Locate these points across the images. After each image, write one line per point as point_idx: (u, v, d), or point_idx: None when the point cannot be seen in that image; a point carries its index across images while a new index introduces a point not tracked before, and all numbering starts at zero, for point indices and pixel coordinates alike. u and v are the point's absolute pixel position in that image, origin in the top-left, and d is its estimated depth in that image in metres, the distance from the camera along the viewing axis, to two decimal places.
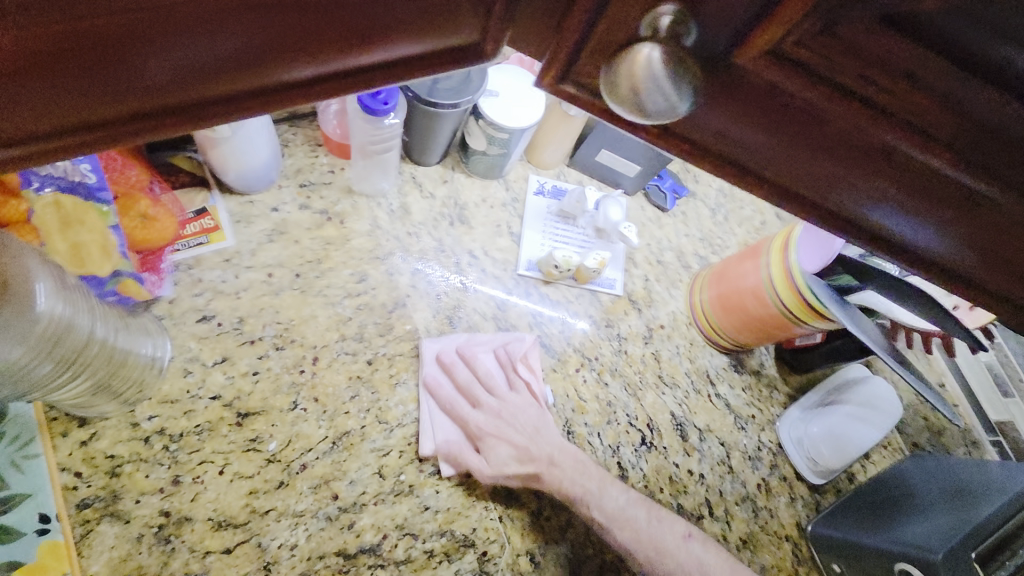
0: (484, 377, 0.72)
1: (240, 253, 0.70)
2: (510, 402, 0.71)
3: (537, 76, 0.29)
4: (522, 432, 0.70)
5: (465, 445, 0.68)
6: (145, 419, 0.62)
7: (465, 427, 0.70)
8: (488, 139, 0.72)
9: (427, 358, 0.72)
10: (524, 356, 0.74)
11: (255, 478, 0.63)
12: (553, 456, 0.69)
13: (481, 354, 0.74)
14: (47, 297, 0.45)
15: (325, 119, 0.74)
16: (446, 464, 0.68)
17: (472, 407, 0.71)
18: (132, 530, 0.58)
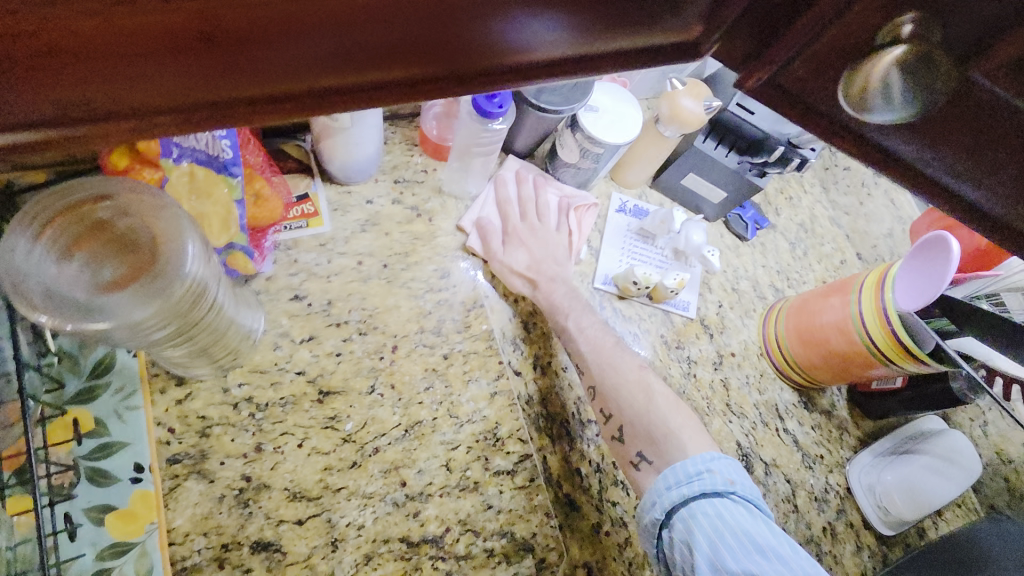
0: (541, 199, 0.79)
1: (334, 239, 0.73)
2: (546, 224, 0.78)
3: (742, 78, 0.31)
4: (543, 250, 0.77)
5: (496, 228, 0.77)
6: (236, 385, 0.65)
7: (511, 212, 0.78)
8: (582, 153, 0.73)
9: (507, 166, 0.80)
10: (582, 208, 0.80)
11: (330, 455, 0.65)
12: (557, 279, 0.75)
13: (551, 185, 0.81)
14: (196, 261, 0.47)
15: (427, 119, 0.78)
16: (476, 236, 0.77)
17: (520, 217, 0.78)
18: (215, 490, 0.61)
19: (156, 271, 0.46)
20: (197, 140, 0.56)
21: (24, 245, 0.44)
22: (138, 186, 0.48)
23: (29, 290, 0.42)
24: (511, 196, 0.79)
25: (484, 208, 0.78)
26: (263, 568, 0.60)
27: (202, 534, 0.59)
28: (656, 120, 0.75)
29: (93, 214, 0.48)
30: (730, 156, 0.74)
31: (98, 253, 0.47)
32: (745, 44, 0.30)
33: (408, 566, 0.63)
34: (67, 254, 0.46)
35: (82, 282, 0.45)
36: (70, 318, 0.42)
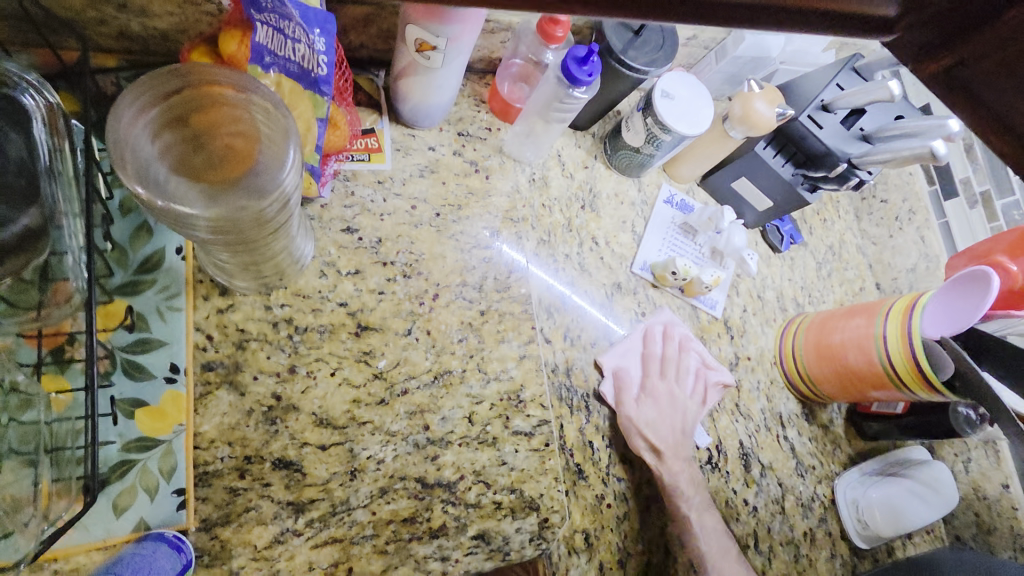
0: (684, 363, 0.78)
1: (392, 179, 0.73)
2: (682, 398, 0.77)
3: (921, 67, 0.23)
4: (672, 429, 0.74)
5: (636, 379, 0.76)
6: (277, 305, 0.65)
7: (651, 371, 0.77)
8: (647, 137, 0.74)
9: (658, 317, 0.80)
10: (718, 373, 0.79)
11: (360, 388, 0.66)
12: (679, 451, 0.73)
13: (692, 347, 0.80)
14: (294, 180, 0.46)
15: (503, 77, 0.77)
16: (610, 383, 0.75)
17: (658, 375, 0.77)
18: (245, 403, 0.61)
19: (247, 172, 0.46)
20: (293, 52, 0.55)
21: (128, 112, 0.44)
22: (250, 83, 0.47)
23: (124, 158, 0.43)
24: (648, 351, 0.78)
25: (624, 363, 0.77)
26: (282, 486, 0.60)
27: (226, 443, 0.59)
28: (724, 119, 0.77)
29: (201, 96, 0.47)
30: (786, 167, 0.77)
31: (192, 138, 0.47)
32: (927, 34, 0.22)
33: (420, 506, 0.64)
34: (158, 129, 0.46)
35: (174, 161, 0.46)
36: (161, 195, 0.43)
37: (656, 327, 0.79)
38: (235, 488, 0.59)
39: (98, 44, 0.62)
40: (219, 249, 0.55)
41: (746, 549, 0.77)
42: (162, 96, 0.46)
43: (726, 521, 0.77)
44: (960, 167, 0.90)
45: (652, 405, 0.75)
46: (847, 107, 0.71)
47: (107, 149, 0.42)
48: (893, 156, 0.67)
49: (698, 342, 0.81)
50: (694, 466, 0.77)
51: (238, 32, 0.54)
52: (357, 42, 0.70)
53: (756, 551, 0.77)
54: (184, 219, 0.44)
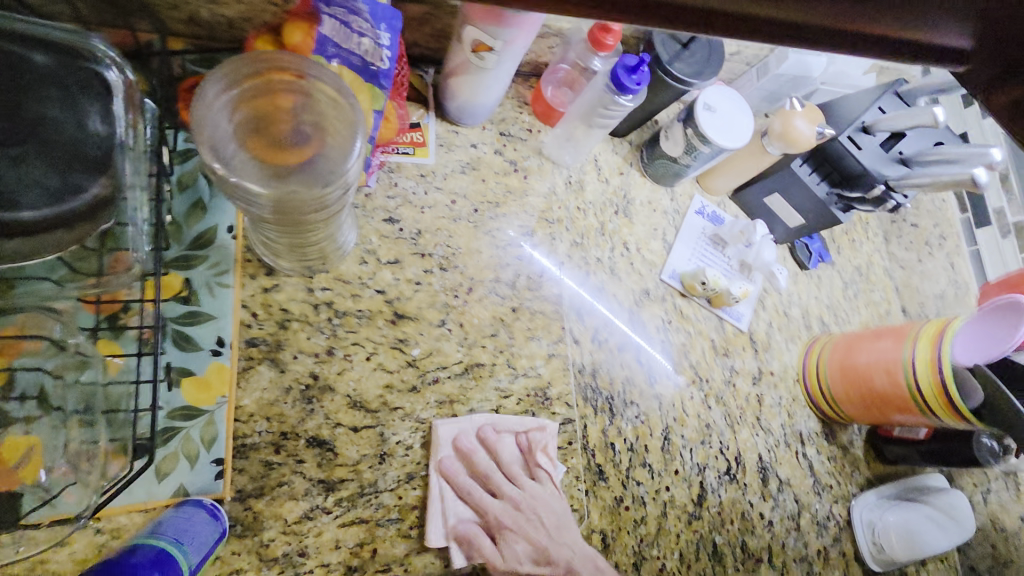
0: (506, 462, 0.68)
1: (435, 173, 0.75)
2: (530, 493, 0.67)
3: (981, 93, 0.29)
4: (545, 528, 0.66)
5: (485, 469, 0.67)
6: (319, 288, 0.67)
7: (481, 500, 0.66)
8: (686, 148, 0.75)
9: (444, 440, 0.66)
10: (545, 445, 0.69)
11: (393, 374, 0.67)
12: (575, 559, 0.65)
13: (504, 431, 0.69)
14: (359, 170, 0.48)
15: (548, 82, 0.79)
16: (458, 548, 0.63)
17: (494, 494, 0.67)
18: (284, 380, 0.63)
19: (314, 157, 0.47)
20: (357, 46, 0.56)
21: (212, 88, 0.46)
22: (328, 75, 0.49)
23: (200, 134, 0.44)
24: (469, 476, 0.67)
25: (446, 512, 0.64)
26: (314, 463, 0.62)
27: (265, 418, 0.61)
28: (763, 134, 0.78)
29: (278, 80, 0.48)
30: (821, 185, 0.77)
31: (264, 118, 0.49)
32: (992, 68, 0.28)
33: (443, 494, 0.66)
34: (234, 108, 0.47)
35: (244, 140, 0.47)
36: (234, 170, 0.45)
37: (470, 447, 0.67)
38: (270, 462, 0.61)
39: (168, 27, 0.64)
40: (272, 227, 0.56)
41: (759, 562, 0.77)
42: (242, 77, 0.47)
43: (741, 533, 0.77)
44: (995, 198, 0.92)
45: (542, 536, 0.65)
46: (888, 130, 0.72)
47: (190, 121, 0.43)
48: (932, 180, 0.67)
49: (507, 412, 0.70)
50: (712, 476, 0.77)
51: (303, 25, 0.55)
52: (410, 39, 0.72)
53: (769, 565, 0.78)
54: (252, 195, 0.45)
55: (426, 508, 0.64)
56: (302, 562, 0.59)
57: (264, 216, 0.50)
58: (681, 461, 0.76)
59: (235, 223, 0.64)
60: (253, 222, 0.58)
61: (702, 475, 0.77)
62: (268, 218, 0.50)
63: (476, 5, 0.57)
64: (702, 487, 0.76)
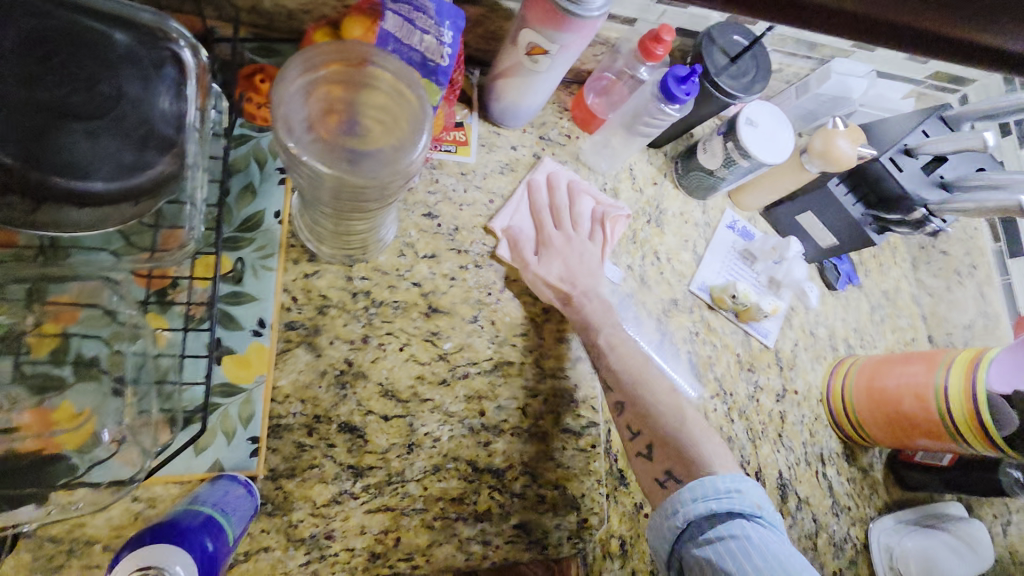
0: (578, 209, 0.78)
1: (474, 172, 0.76)
2: (580, 240, 0.76)
3: None
4: (584, 270, 0.74)
5: (526, 234, 0.75)
6: (358, 277, 0.69)
7: (544, 221, 0.76)
8: (724, 161, 0.76)
9: (542, 167, 0.78)
10: (616, 216, 0.78)
11: (425, 365, 0.68)
12: (590, 293, 0.73)
13: (588, 193, 0.79)
14: (421, 162, 0.49)
15: (592, 88, 0.79)
16: (505, 244, 0.74)
17: (555, 227, 0.76)
18: (319, 365, 0.64)
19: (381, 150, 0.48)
20: (418, 43, 0.58)
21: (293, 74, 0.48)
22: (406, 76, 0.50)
23: (278, 113, 0.46)
24: (541, 207, 0.77)
25: (514, 215, 0.76)
26: (344, 448, 0.63)
27: (299, 400, 0.63)
28: (800, 151, 0.78)
29: (355, 72, 0.50)
30: (857, 207, 0.78)
31: (337, 106, 0.50)
32: None
33: (468, 488, 0.66)
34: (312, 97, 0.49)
35: (316, 127, 0.48)
36: (306, 150, 0.46)
37: (546, 187, 0.77)
38: (302, 443, 0.62)
39: (233, 17, 0.66)
40: (328, 214, 0.58)
41: None
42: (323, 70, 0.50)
43: None
44: None
45: (563, 265, 0.73)
46: (931, 154, 0.73)
47: (270, 100, 0.45)
48: (973, 208, 0.68)
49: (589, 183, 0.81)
50: None
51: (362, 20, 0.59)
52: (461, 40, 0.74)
53: None
54: (319, 176, 0.46)
55: (499, 208, 0.76)
56: (327, 544, 0.60)
57: (326, 199, 0.51)
58: None
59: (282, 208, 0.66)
60: (308, 207, 0.60)
61: None
62: (330, 201, 0.52)
63: (537, 10, 0.58)
64: None
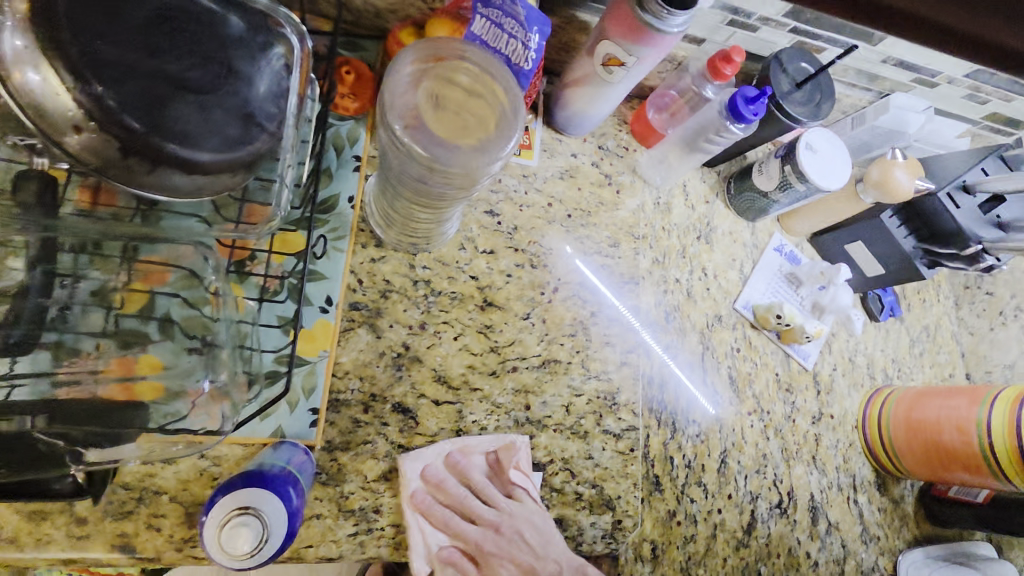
0: (479, 483, 0.67)
1: (536, 175, 0.78)
2: (511, 513, 0.66)
3: None
4: (529, 547, 0.65)
5: (458, 552, 0.64)
6: (420, 266, 0.71)
7: (459, 526, 0.64)
8: (781, 184, 0.78)
9: (411, 475, 0.63)
10: (515, 460, 0.67)
11: (477, 356, 0.70)
12: (565, 572, 0.65)
13: (472, 450, 0.67)
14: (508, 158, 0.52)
15: (653, 105, 0.81)
16: (446, 572, 0.62)
17: (473, 519, 0.66)
18: (378, 346, 0.67)
19: (472, 146, 0.51)
20: (505, 46, 0.61)
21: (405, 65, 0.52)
22: (507, 81, 0.54)
23: (386, 97, 0.51)
24: (443, 507, 0.65)
25: (428, 539, 0.63)
26: (397, 428, 0.65)
27: (358, 377, 0.65)
28: (857, 181, 0.80)
29: (458, 69, 0.54)
30: (908, 240, 0.79)
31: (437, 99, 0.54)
32: None
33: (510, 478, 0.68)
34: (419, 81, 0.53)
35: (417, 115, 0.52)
36: (408, 134, 0.50)
37: (445, 478, 0.65)
38: (357, 420, 0.64)
39: (322, 9, 0.69)
40: (407, 202, 0.61)
41: None
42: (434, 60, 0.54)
43: (786, 568, 0.77)
44: None
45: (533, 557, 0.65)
46: (990, 192, 0.75)
47: (383, 85, 0.49)
48: None
49: (473, 433, 0.68)
50: (764, 507, 0.77)
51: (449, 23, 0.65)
52: None
53: None
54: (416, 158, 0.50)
55: (407, 541, 0.62)
56: (375, 518, 0.62)
57: (415, 183, 0.55)
58: (735, 486, 0.77)
59: (355, 192, 0.68)
60: (387, 192, 0.64)
61: (754, 504, 0.77)
62: (417, 187, 0.56)
63: (619, 23, 0.61)
64: (753, 516, 0.77)
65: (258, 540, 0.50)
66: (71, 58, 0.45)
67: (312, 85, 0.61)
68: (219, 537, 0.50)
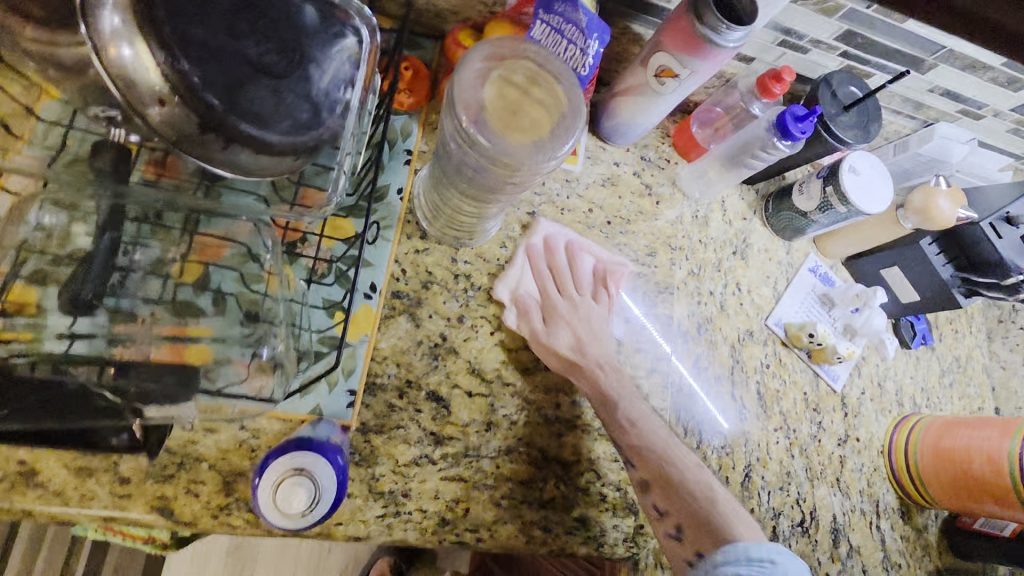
0: (580, 269, 0.75)
1: (578, 180, 0.80)
2: (588, 304, 0.74)
3: None
4: (590, 332, 0.72)
5: (533, 300, 0.72)
6: (462, 261, 0.73)
7: (549, 289, 0.73)
8: (821, 204, 0.79)
9: (536, 230, 0.75)
10: (620, 274, 0.76)
11: (511, 352, 0.71)
12: (602, 362, 0.70)
13: (588, 252, 0.76)
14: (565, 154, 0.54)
15: (699, 119, 0.83)
16: (514, 311, 0.71)
17: (558, 291, 0.74)
18: (416, 335, 0.68)
19: (535, 141, 0.53)
20: (564, 51, 0.63)
21: (473, 60, 0.55)
22: (570, 82, 0.56)
23: (454, 88, 0.53)
24: (548, 270, 0.75)
25: (520, 279, 0.73)
26: (430, 415, 0.66)
27: (395, 363, 0.67)
28: (898, 207, 0.80)
29: (523, 67, 0.56)
30: (946, 268, 0.79)
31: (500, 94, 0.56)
32: None
33: (537, 474, 0.68)
34: (489, 74, 0.55)
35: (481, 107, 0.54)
36: (473, 125, 0.52)
37: (549, 254, 0.75)
38: (392, 404, 0.65)
39: (385, 8, 0.71)
40: (457, 194, 0.64)
41: None
42: (503, 55, 0.56)
43: None
44: None
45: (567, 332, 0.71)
46: None
47: (453, 78, 0.51)
48: None
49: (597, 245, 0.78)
50: (786, 524, 0.77)
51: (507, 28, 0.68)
52: None
53: None
54: (480, 148, 0.52)
55: (505, 271, 0.73)
56: (404, 502, 0.63)
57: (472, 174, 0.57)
58: (758, 501, 0.76)
59: (405, 183, 0.70)
60: (438, 182, 0.66)
61: (776, 521, 0.76)
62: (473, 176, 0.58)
63: (675, 36, 0.63)
64: (774, 533, 0.76)
65: (311, 501, 0.55)
66: (163, 36, 0.47)
67: (376, 78, 0.63)
68: (275, 500, 0.55)
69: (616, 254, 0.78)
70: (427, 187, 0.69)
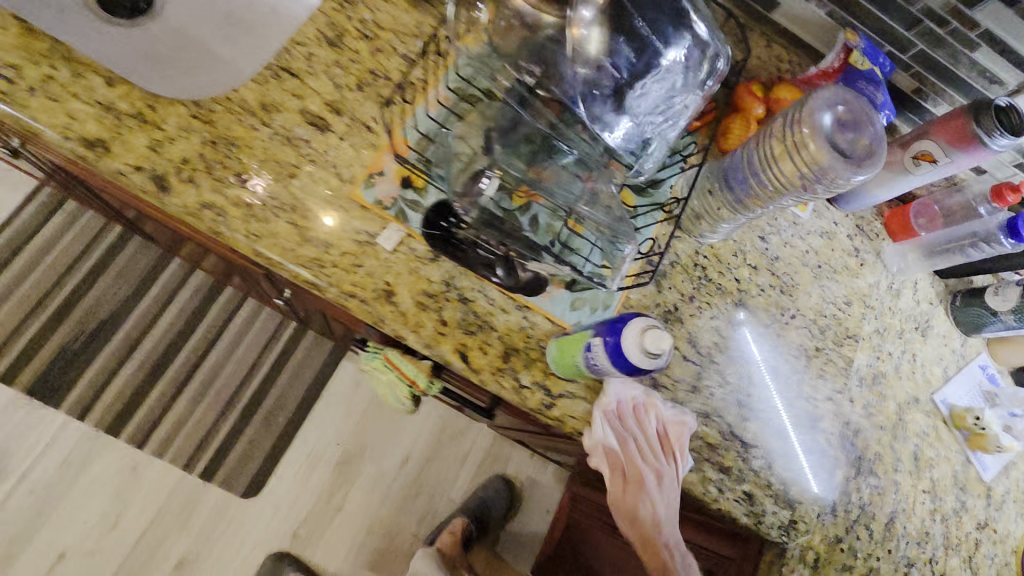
0: (647, 431, 0.72)
1: (802, 226, 0.95)
2: (664, 470, 0.72)
3: None
4: (668, 503, 0.72)
5: (617, 456, 0.73)
6: (701, 254, 0.87)
7: (627, 450, 0.72)
8: (1016, 307, 0.89)
9: (602, 404, 0.72)
10: (679, 436, 0.73)
11: (722, 338, 0.85)
12: (670, 544, 0.74)
13: (653, 409, 0.73)
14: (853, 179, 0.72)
15: (920, 210, 0.94)
16: (602, 459, 0.74)
17: (635, 455, 0.73)
18: (656, 299, 0.83)
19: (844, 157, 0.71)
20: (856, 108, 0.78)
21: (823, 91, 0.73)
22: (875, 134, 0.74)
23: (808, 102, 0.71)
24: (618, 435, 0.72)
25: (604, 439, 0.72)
26: None
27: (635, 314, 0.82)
28: None
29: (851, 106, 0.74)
30: None
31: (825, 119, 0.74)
32: None
33: (722, 442, 0.80)
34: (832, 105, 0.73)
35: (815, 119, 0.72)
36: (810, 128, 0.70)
37: (620, 434, 0.72)
38: None
39: None
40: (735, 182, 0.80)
41: None
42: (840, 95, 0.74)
43: None
44: None
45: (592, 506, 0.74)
46: None
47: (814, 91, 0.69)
48: None
49: (659, 401, 0.74)
50: None
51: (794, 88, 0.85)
52: None
53: None
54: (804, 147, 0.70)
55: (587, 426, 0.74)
56: None
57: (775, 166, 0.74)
58: (897, 545, 0.85)
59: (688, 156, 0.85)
60: (720, 175, 0.83)
61: (908, 569, 0.84)
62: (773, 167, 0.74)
63: (945, 131, 0.78)
64: None
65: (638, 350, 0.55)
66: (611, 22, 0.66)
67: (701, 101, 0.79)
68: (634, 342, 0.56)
69: (682, 414, 0.74)
70: (699, 183, 0.85)
